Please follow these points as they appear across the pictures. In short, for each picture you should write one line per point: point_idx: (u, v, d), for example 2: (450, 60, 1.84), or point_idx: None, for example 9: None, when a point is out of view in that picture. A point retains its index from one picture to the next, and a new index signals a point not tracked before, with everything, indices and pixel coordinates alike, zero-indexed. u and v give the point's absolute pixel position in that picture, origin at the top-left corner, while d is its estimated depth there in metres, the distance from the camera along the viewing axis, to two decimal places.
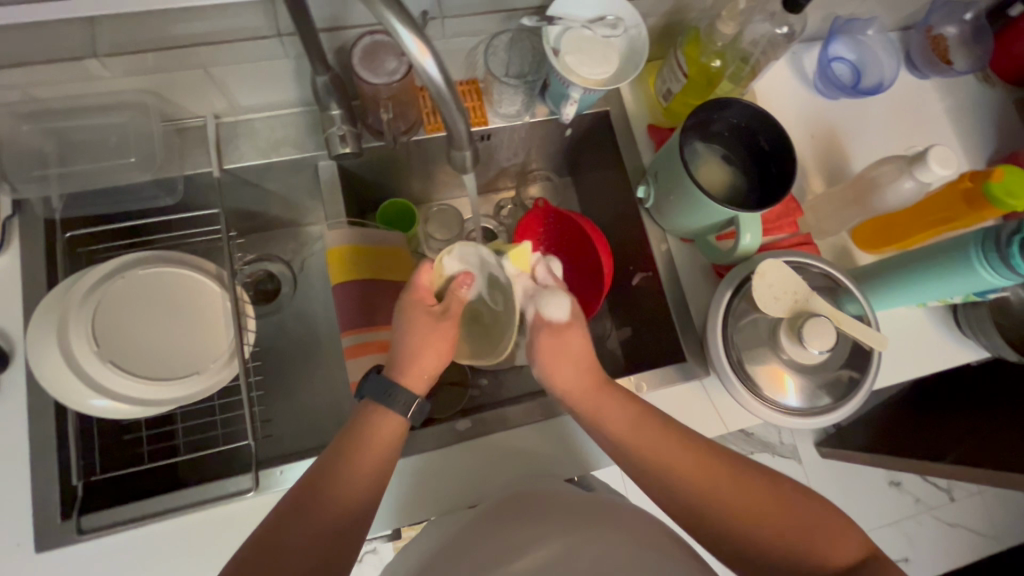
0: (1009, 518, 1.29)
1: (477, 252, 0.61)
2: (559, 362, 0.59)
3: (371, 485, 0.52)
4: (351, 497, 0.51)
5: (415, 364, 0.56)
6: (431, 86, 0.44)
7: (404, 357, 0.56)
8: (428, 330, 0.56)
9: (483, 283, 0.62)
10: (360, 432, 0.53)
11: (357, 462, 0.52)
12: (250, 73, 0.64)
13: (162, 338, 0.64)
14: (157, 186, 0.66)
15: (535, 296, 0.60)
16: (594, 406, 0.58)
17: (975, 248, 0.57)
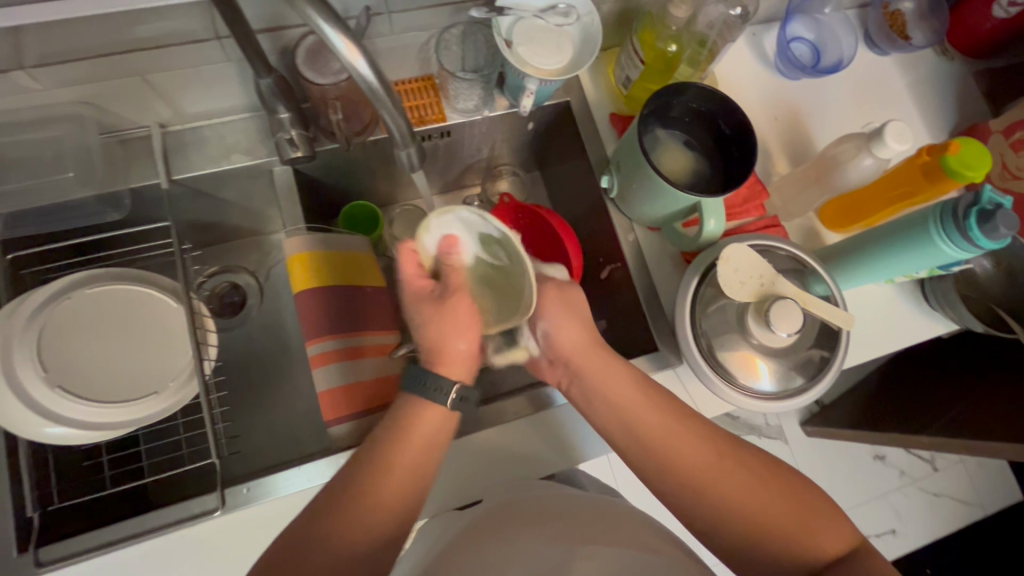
0: (988, 483, 1.32)
1: (454, 217, 0.57)
2: (563, 320, 0.61)
3: (402, 494, 0.50)
4: (359, 544, 0.47)
5: (447, 349, 0.56)
6: (364, 86, 0.43)
7: (432, 347, 0.57)
8: (441, 313, 0.57)
9: (477, 243, 0.58)
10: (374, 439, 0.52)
11: (379, 483, 0.49)
12: (192, 79, 0.62)
13: (116, 360, 0.62)
14: (101, 201, 0.64)
15: (536, 263, 0.66)
16: (599, 364, 0.59)
17: (934, 222, 0.58)
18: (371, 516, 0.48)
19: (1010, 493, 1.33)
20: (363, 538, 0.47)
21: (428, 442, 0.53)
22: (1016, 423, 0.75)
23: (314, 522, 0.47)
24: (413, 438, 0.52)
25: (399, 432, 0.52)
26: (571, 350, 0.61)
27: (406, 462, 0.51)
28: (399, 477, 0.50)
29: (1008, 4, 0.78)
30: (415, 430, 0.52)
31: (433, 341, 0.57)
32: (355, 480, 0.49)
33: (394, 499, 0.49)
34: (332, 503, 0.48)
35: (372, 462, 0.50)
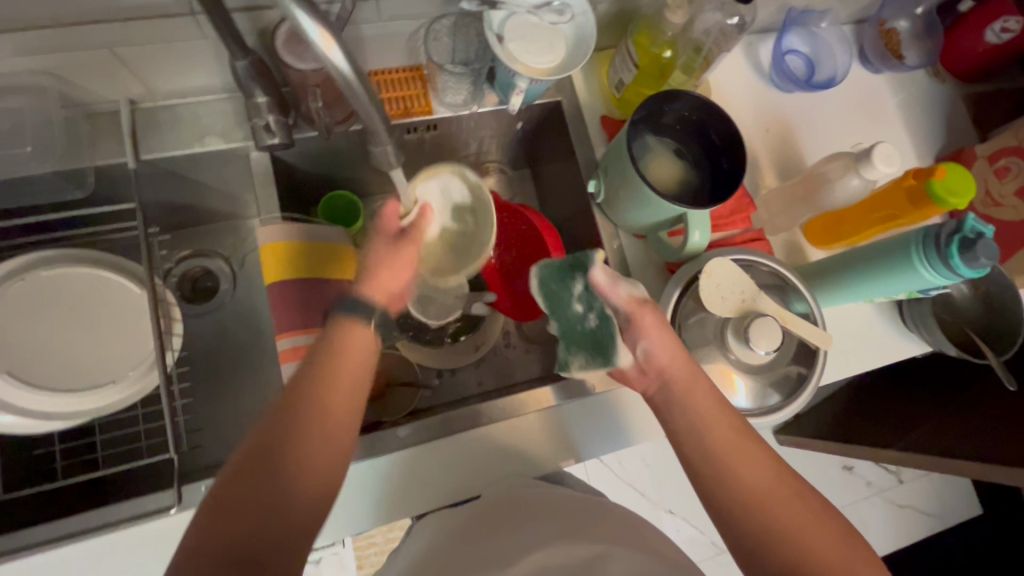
0: (951, 496, 1.35)
1: (436, 183, 0.69)
2: (662, 332, 0.56)
3: (350, 392, 0.51)
4: (299, 474, 0.46)
5: (382, 276, 0.58)
6: (339, 78, 0.41)
7: (370, 273, 0.58)
8: (391, 247, 0.59)
9: (449, 213, 0.69)
10: (324, 361, 0.51)
11: (322, 386, 0.49)
12: (167, 55, 0.59)
13: (70, 347, 0.60)
14: (63, 178, 0.60)
15: (617, 288, 0.59)
16: (667, 392, 0.55)
17: (917, 248, 0.57)
18: (303, 475, 0.46)
19: (970, 506, 1.36)
20: (293, 500, 0.45)
21: (357, 381, 0.52)
22: (988, 445, 0.75)
23: (265, 448, 0.46)
24: (349, 354, 0.52)
25: (328, 358, 0.51)
26: (668, 366, 0.55)
27: (338, 401, 0.49)
28: (329, 411, 0.49)
29: (1000, 30, 0.79)
30: (343, 363, 0.51)
31: (373, 263, 0.58)
32: (275, 440, 0.46)
33: (328, 444, 0.48)
34: (246, 476, 0.44)
35: (292, 416, 0.47)
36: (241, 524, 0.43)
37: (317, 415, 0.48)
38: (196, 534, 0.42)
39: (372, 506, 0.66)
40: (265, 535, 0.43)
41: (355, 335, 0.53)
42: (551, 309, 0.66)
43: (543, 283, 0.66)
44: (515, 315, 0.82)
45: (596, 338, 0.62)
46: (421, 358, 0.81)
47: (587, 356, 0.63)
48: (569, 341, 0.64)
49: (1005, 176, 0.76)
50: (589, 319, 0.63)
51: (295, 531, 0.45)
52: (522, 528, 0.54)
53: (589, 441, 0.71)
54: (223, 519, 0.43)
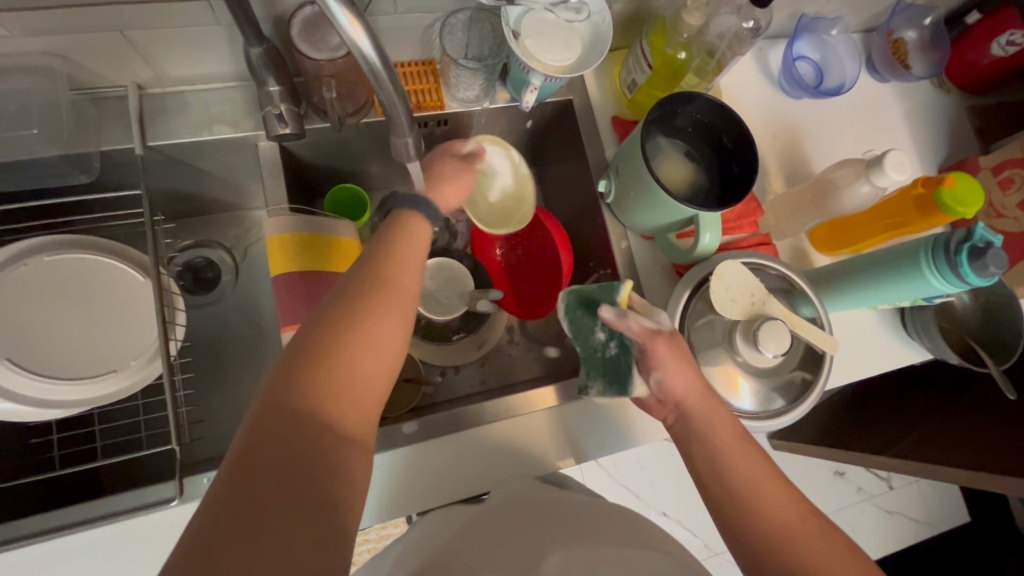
0: (938, 502, 1.37)
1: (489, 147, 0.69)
2: (679, 362, 0.55)
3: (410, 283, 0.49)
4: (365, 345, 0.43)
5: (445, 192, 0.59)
6: (365, 67, 0.40)
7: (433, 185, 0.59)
8: (459, 167, 0.62)
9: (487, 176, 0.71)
10: (384, 248, 0.49)
11: (386, 269, 0.48)
12: (179, 41, 0.58)
13: (71, 334, 0.59)
14: (67, 162, 0.59)
15: (631, 321, 0.57)
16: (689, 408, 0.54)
17: (926, 256, 0.58)
18: (374, 343, 0.44)
19: (957, 514, 1.38)
20: (366, 363, 0.43)
21: (421, 266, 0.51)
22: (982, 452, 0.76)
23: (328, 322, 0.43)
24: (409, 247, 0.51)
25: (389, 248, 0.50)
26: (685, 395, 0.54)
27: (407, 278, 0.48)
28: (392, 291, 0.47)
29: (1005, 44, 0.80)
30: (408, 245, 0.51)
31: (434, 182, 0.59)
32: (346, 305, 0.44)
33: (398, 318, 0.46)
34: (318, 340, 0.42)
35: (363, 288, 0.46)
36: (308, 387, 0.39)
37: (389, 286, 0.47)
38: (270, 393, 0.39)
39: (375, 501, 0.65)
40: (341, 394, 0.41)
41: (416, 223, 0.53)
42: (574, 334, 0.64)
43: (569, 308, 0.64)
44: (520, 314, 0.83)
45: (616, 367, 0.61)
46: (424, 354, 0.80)
47: (606, 383, 0.61)
48: (590, 366, 0.62)
49: (1008, 187, 0.77)
50: (610, 347, 0.62)
51: (366, 397, 0.43)
52: (529, 525, 0.54)
53: (595, 440, 0.71)
54: (298, 374, 0.40)
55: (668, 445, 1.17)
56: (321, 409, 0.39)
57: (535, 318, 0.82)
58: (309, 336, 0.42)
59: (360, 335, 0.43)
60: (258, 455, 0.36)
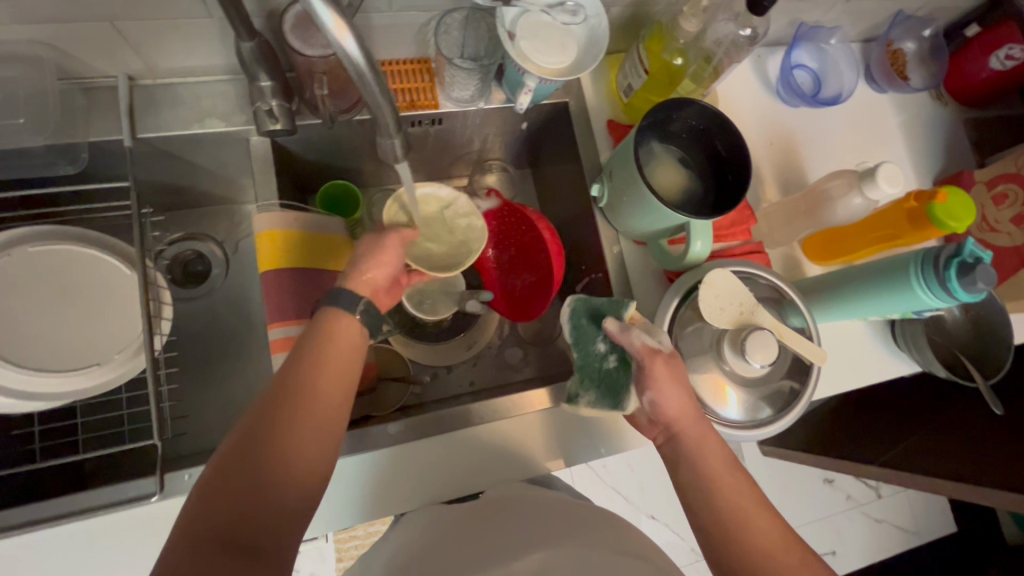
0: (926, 513, 1.37)
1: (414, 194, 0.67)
2: (672, 384, 0.55)
3: (341, 378, 0.49)
4: (289, 455, 0.44)
5: (366, 270, 0.56)
6: (352, 67, 0.39)
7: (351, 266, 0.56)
8: (377, 238, 0.59)
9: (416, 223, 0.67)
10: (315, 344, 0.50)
11: (314, 369, 0.48)
12: (170, 33, 0.57)
13: (55, 326, 0.59)
14: (54, 152, 0.58)
15: (636, 334, 0.58)
16: (680, 420, 0.54)
17: (916, 270, 0.57)
18: (288, 465, 0.44)
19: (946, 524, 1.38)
20: (279, 492, 0.43)
21: (349, 367, 0.50)
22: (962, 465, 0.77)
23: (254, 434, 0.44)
24: (340, 339, 0.51)
25: (320, 345, 0.50)
26: (675, 417, 0.54)
27: (330, 389, 0.48)
28: (319, 393, 0.47)
29: (1004, 58, 0.80)
30: (334, 352, 0.50)
31: (355, 263, 0.57)
32: (260, 431, 0.44)
33: (315, 436, 0.46)
34: (228, 473, 0.43)
35: (278, 409, 0.46)
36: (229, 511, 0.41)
37: (307, 404, 0.46)
38: (179, 536, 0.40)
39: (357, 501, 0.65)
40: (252, 527, 0.42)
41: (345, 319, 0.52)
42: (574, 341, 0.62)
43: (574, 314, 0.63)
44: (509, 314, 0.82)
45: (613, 381, 0.60)
46: (415, 354, 0.81)
47: (598, 396, 0.60)
48: (584, 375, 0.61)
49: (1002, 202, 0.77)
50: (610, 359, 0.61)
51: (281, 525, 0.43)
52: (509, 528, 0.54)
53: (581, 445, 0.70)
54: (208, 515, 0.41)
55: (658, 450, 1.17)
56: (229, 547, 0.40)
57: (525, 319, 0.79)
58: (221, 471, 0.43)
59: (271, 465, 0.44)
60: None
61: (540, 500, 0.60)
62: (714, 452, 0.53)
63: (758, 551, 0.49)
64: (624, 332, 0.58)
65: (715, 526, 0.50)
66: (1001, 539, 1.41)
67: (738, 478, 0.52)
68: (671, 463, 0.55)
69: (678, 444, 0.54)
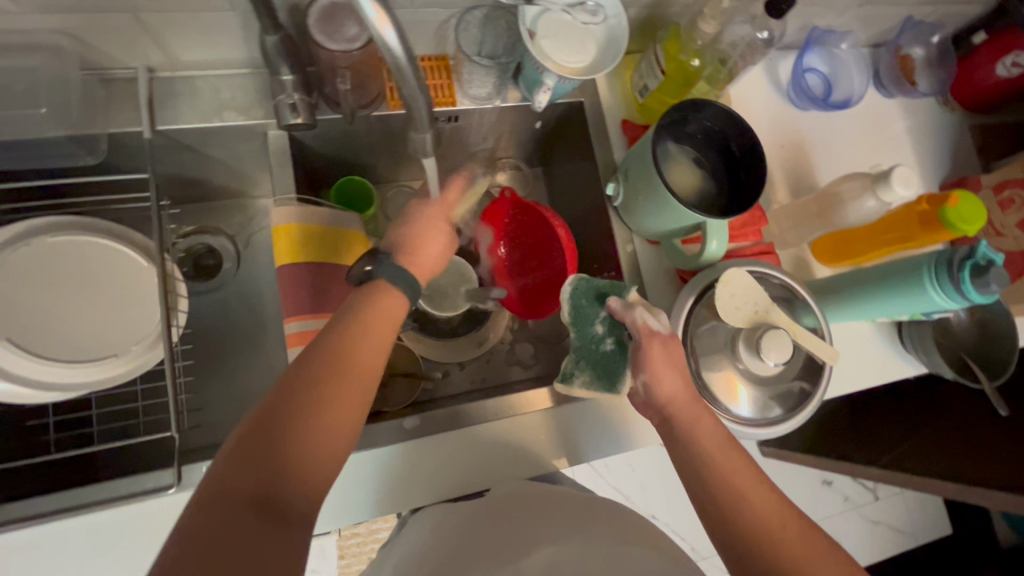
0: (924, 515, 1.39)
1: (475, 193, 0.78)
2: (665, 367, 0.56)
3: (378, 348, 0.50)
4: (322, 417, 0.44)
5: (427, 257, 0.59)
6: (390, 59, 0.40)
7: (415, 248, 0.59)
8: (445, 232, 0.62)
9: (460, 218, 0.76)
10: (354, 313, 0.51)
11: (352, 336, 0.49)
12: (192, 25, 0.57)
13: (72, 316, 0.59)
14: (75, 142, 0.58)
15: (637, 313, 0.60)
16: (696, 416, 0.54)
17: (930, 271, 0.58)
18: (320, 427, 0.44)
19: (942, 526, 1.40)
20: (312, 454, 0.43)
21: (385, 338, 0.51)
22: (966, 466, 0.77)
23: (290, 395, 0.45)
24: (380, 312, 0.51)
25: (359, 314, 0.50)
26: (670, 398, 0.55)
27: (367, 358, 0.49)
28: (355, 359, 0.48)
29: (1011, 64, 0.81)
30: (373, 322, 0.51)
31: (419, 245, 0.59)
32: (299, 389, 0.45)
33: (351, 402, 0.46)
34: (265, 429, 0.43)
35: (318, 371, 0.46)
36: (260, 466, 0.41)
37: (341, 371, 0.47)
38: (208, 486, 0.40)
39: (370, 495, 0.65)
40: (283, 485, 0.41)
41: (388, 293, 0.53)
42: (573, 321, 0.65)
43: (574, 295, 0.65)
44: (519, 312, 0.81)
45: (608, 363, 0.62)
46: (425, 351, 0.80)
47: (592, 376, 0.63)
48: (580, 356, 0.64)
49: (1008, 207, 0.78)
50: (607, 342, 0.63)
51: (309, 487, 0.43)
52: (525, 521, 0.54)
53: (593, 442, 0.71)
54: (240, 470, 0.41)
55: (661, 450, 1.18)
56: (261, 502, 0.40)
57: (535, 317, 0.79)
58: (257, 426, 0.43)
59: (307, 425, 0.44)
60: (188, 556, 0.36)
61: (554, 495, 0.61)
62: (719, 446, 0.53)
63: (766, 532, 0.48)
64: (626, 310, 0.61)
65: (726, 522, 0.49)
66: (994, 541, 1.43)
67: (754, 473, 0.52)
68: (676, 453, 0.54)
69: (680, 441, 0.53)
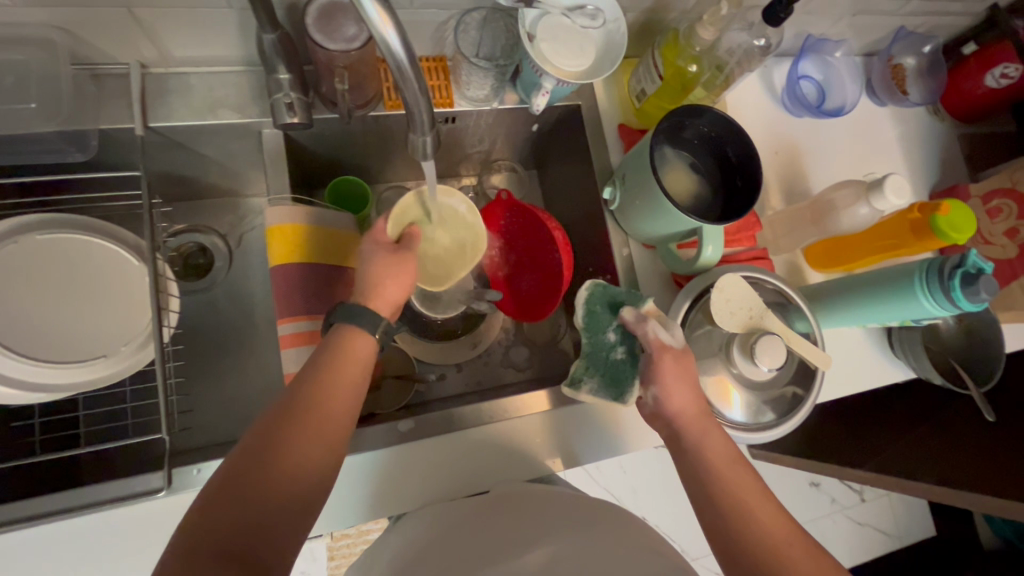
0: (908, 518, 1.41)
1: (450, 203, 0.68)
2: (679, 383, 0.56)
3: (353, 387, 0.50)
4: (296, 463, 0.44)
5: (379, 290, 0.55)
6: (391, 59, 0.39)
7: (366, 283, 0.55)
8: (395, 259, 0.57)
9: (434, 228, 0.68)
10: (327, 353, 0.50)
11: (326, 378, 0.49)
12: (187, 21, 0.56)
13: (59, 316, 0.57)
14: (64, 138, 0.57)
15: (648, 324, 0.60)
16: (692, 419, 0.55)
17: (920, 279, 0.59)
18: (293, 471, 0.44)
19: (925, 527, 1.42)
20: (281, 503, 0.43)
21: (359, 378, 0.51)
22: (945, 467, 0.78)
23: (262, 442, 0.44)
24: (352, 351, 0.51)
25: (332, 355, 0.50)
26: (681, 411, 0.55)
27: (337, 401, 0.48)
28: (329, 400, 0.48)
29: (999, 76, 0.82)
30: (345, 363, 0.50)
31: (369, 281, 0.55)
32: (274, 430, 0.45)
33: (320, 448, 0.46)
34: (232, 480, 0.42)
35: (289, 414, 0.46)
36: (232, 517, 0.41)
37: (314, 413, 0.47)
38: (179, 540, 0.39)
39: (364, 499, 0.65)
40: (252, 537, 0.41)
41: (355, 332, 0.52)
42: (585, 326, 0.65)
43: (590, 300, 0.65)
44: (516, 316, 0.81)
45: (616, 371, 0.63)
46: (419, 353, 0.80)
47: (600, 383, 0.63)
48: (590, 362, 0.64)
49: (996, 216, 0.80)
50: (618, 351, 0.63)
51: (279, 538, 0.42)
52: (521, 524, 0.54)
53: (587, 445, 0.71)
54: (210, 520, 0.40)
55: (652, 452, 1.18)
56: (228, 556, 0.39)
57: (532, 320, 0.79)
58: (225, 480, 0.43)
59: (279, 470, 0.44)
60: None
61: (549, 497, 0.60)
62: (716, 446, 0.54)
63: (757, 528, 0.50)
64: (639, 320, 0.61)
65: (722, 516, 0.51)
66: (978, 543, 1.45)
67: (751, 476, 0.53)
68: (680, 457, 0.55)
69: (682, 447, 0.55)
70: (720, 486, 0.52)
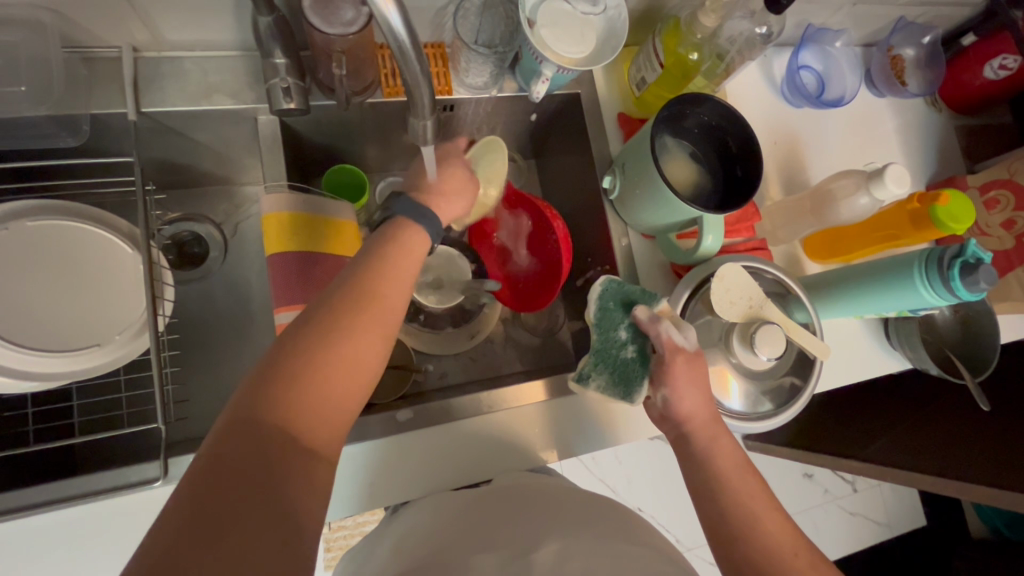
0: (900, 508, 1.42)
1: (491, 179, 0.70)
2: (691, 386, 0.56)
3: (403, 285, 0.47)
4: (346, 352, 0.41)
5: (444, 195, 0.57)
6: (392, 43, 0.38)
7: (436, 187, 0.57)
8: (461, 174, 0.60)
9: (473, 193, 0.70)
10: (379, 248, 0.47)
11: (378, 270, 0.46)
12: (181, 5, 0.55)
13: (52, 305, 0.57)
14: (55, 123, 0.56)
15: (662, 324, 0.59)
16: (694, 409, 0.56)
17: (920, 268, 0.59)
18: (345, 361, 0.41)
19: (916, 517, 1.44)
20: (335, 393, 0.41)
21: (410, 275, 0.48)
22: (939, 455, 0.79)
23: (318, 326, 0.41)
24: (406, 250, 0.48)
25: (384, 251, 0.47)
26: (693, 415, 0.56)
27: (391, 298, 0.45)
28: (381, 293, 0.45)
29: (998, 67, 0.83)
30: (399, 262, 0.47)
31: (438, 182, 0.57)
32: (325, 317, 0.42)
33: (374, 343, 0.43)
34: (284, 360, 0.40)
35: (340, 304, 0.43)
36: (283, 400, 0.38)
37: (366, 305, 0.43)
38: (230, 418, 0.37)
39: (362, 489, 0.64)
40: (307, 420, 0.39)
41: (412, 233, 0.50)
42: (596, 322, 0.62)
43: (603, 297, 0.63)
44: (515, 306, 0.81)
45: (626, 370, 0.61)
46: (418, 344, 0.80)
47: (608, 381, 0.61)
48: (600, 359, 0.61)
49: (993, 207, 0.80)
50: (629, 349, 0.61)
51: (330, 426, 0.40)
52: (519, 513, 0.54)
53: (584, 435, 0.71)
54: (262, 401, 0.38)
55: (647, 443, 1.19)
56: (286, 444, 0.37)
57: (529, 309, 0.79)
58: (276, 362, 0.40)
59: (331, 357, 0.41)
60: (213, 493, 0.33)
61: (547, 487, 0.61)
62: (712, 436, 0.55)
63: (747, 516, 0.51)
64: (654, 321, 0.60)
65: (720, 504, 0.52)
66: (966, 531, 1.47)
67: (745, 468, 0.54)
68: (685, 452, 0.56)
69: (695, 449, 0.55)
70: (715, 474, 0.53)
